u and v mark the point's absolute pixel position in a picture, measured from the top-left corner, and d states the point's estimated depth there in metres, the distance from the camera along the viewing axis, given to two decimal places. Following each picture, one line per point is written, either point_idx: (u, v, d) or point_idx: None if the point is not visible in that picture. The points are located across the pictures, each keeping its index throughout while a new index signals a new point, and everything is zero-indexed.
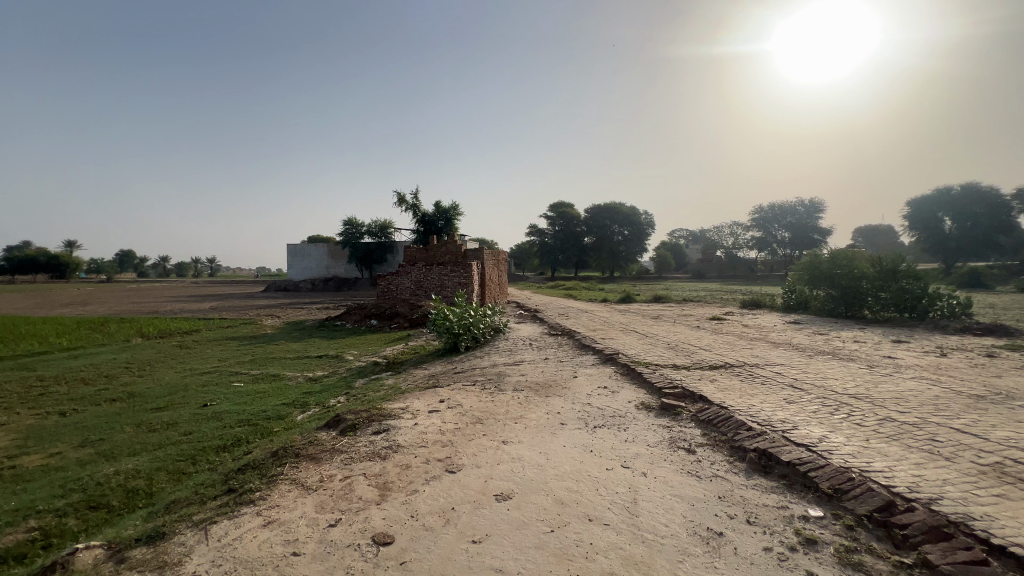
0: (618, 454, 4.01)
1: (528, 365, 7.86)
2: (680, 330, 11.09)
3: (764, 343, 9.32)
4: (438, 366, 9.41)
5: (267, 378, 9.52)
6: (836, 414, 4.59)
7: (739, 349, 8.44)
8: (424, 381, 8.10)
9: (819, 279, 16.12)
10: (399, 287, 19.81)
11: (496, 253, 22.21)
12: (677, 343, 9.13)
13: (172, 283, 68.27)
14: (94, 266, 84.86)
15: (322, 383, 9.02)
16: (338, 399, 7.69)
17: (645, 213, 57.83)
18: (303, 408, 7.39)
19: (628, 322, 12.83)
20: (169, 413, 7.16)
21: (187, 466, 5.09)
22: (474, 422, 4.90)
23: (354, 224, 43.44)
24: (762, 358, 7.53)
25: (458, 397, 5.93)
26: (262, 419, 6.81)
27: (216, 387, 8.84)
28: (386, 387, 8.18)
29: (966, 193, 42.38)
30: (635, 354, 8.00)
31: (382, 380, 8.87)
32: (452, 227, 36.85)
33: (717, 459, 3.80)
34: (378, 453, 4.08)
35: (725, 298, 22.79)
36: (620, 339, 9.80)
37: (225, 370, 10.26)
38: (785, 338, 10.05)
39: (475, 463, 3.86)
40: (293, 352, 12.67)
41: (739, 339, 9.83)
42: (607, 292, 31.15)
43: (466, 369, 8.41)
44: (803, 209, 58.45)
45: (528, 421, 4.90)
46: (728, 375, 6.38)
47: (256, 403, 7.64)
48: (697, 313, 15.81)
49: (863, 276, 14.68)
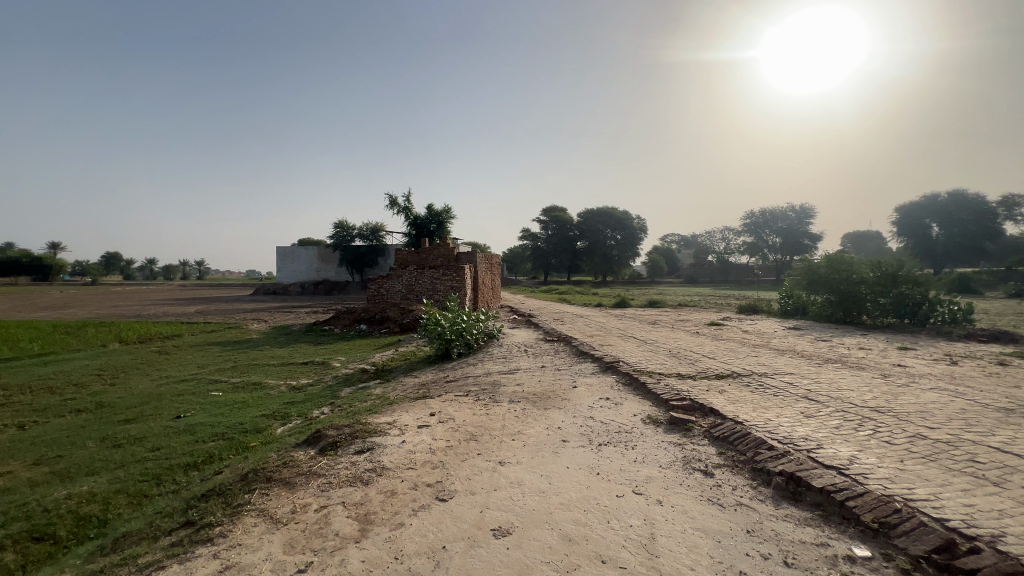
0: (628, 477, 3.61)
1: (524, 374, 7.44)
2: (680, 337, 10.74)
3: (768, 350, 8.98)
4: (429, 373, 8.96)
5: (248, 386, 9.00)
6: (860, 431, 4.22)
7: (744, 356, 8.08)
8: (414, 391, 7.66)
9: (817, 283, 15.90)
10: (390, 290, 19.32)
11: (489, 256, 21.80)
12: (678, 350, 8.76)
13: (158, 285, 67.10)
14: (78, 268, 83.26)
15: (305, 393, 8.52)
16: (321, 411, 7.21)
17: (638, 218, 57.79)
18: (284, 420, 6.90)
19: (625, 328, 12.46)
20: (138, 426, 6.65)
21: (148, 489, 4.61)
22: (467, 440, 4.47)
23: (345, 226, 42.78)
24: (769, 367, 7.18)
25: (450, 410, 5.50)
26: (237, 433, 6.32)
27: (192, 396, 8.32)
28: (373, 397, 7.72)
29: (952, 199, 42.56)
30: (636, 362, 7.61)
31: (369, 389, 8.39)
32: (444, 230, 36.37)
33: (739, 484, 3.41)
34: (359, 477, 3.64)
35: (720, 304, 22.55)
36: (619, 346, 9.42)
37: (204, 378, 9.72)
38: (789, 345, 9.73)
39: (469, 489, 3.44)
40: (278, 358, 12.15)
41: (741, 346, 9.49)
42: (601, 296, 30.86)
43: (458, 377, 7.97)
44: (794, 215, 58.68)
45: (527, 438, 4.48)
46: (736, 385, 6.01)
47: (233, 415, 7.13)
48: (694, 318, 15.50)
49: (863, 282, 14.45)
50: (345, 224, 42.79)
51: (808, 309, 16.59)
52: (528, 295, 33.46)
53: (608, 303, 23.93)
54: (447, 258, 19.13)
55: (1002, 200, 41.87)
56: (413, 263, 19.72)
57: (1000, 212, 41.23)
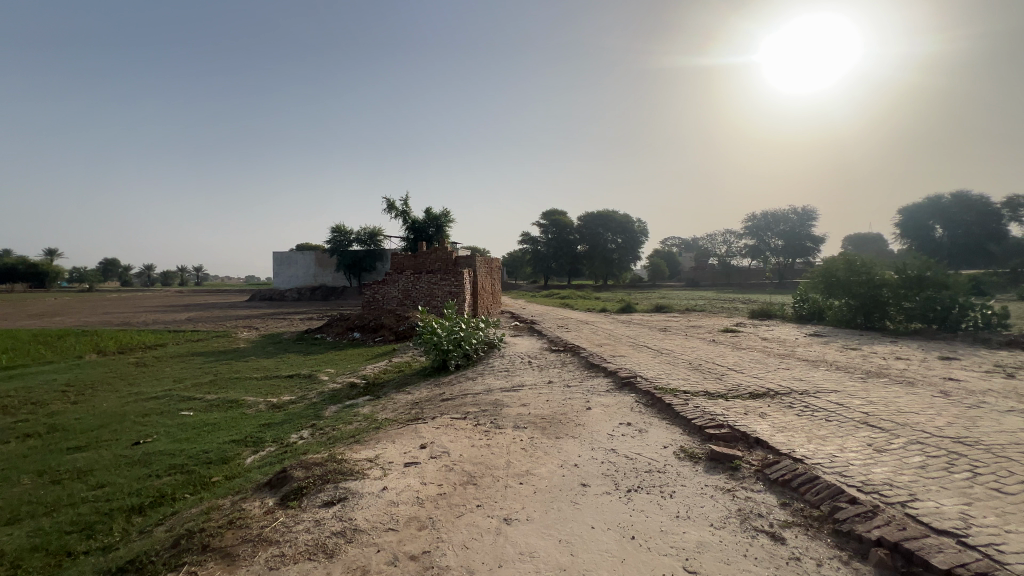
0: (675, 545, 2.76)
1: (529, 392, 6.60)
2: (697, 345, 9.92)
3: (798, 361, 8.12)
4: (423, 389, 8.10)
5: (223, 405, 8.14)
6: (955, 473, 3.38)
7: (774, 370, 7.25)
8: (405, 411, 6.81)
9: (834, 287, 15.10)
10: (386, 296, 18.45)
11: (488, 260, 21.05)
12: (699, 362, 7.95)
13: (154, 292, 66.45)
14: (75, 275, 82.47)
15: (285, 412, 7.66)
16: (299, 435, 6.36)
17: (639, 221, 57.10)
18: (256, 447, 6.04)
19: (635, 336, 11.59)
20: (87, 456, 5.81)
21: (74, 546, 3.79)
22: (465, 485, 3.62)
23: (342, 232, 42.01)
24: (807, 382, 6.35)
25: (443, 440, 4.65)
26: (199, 464, 5.47)
27: (159, 417, 7.48)
28: (360, 418, 6.85)
29: (955, 200, 41.74)
30: (655, 378, 6.75)
31: (356, 408, 7.53)
32: (442, 234, 35.60)
33: (825, 556, 2.57)
34: (321, 546, 2.79)
35: (729, 309, 21.68)
36: (633, 357, 8.56)
37: (177, 394, 8.88)
38: (818, 356, 8.86)
39: (467, 565, 2.60)
40: (262, 370, 11.28)
41: (766, 356, 8.66)
42: (604, 300, 30.02)
43: (455, 395, 7.12)
44: (796, 218, 57.78)
45: (539, 482, 3.64)
46: (778, 407, 5.18)
47: (199, 440, 6.28)
48: (705, 325, 14.67)
49: (886, 285, 13.60)
50: (342, 229, 42.00)
51: (826, 314, 15.73)
52: (529, 299, 32.60)
53: (612, 308, 23.06)
54: (446, 262, 18.35)
55: (1007, 201, 41.08)
56: (409, 267, 18.93)
57: (1005, 213, 40.48)
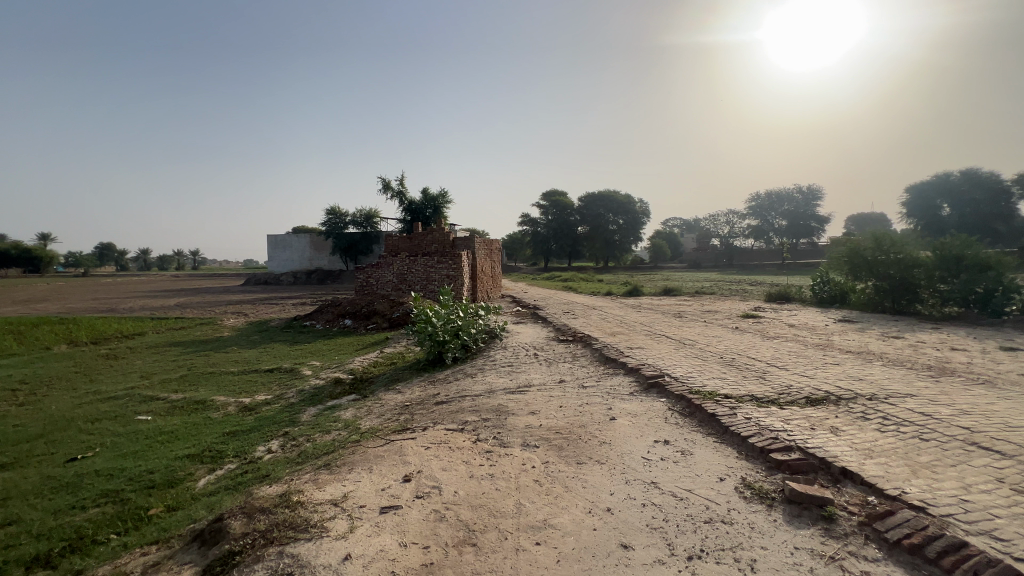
0: None
1: (539, 395, 5.60)
2: (724, 335, 8.91)
3: (842, 355, 7.09)
4: (415, 389, 7.09)
5: (188, 407, 7.15)
6: None
7: (823, 366, 6.24)
8: (394, 417, 5.83)
9: (860, 268, 14.05)
10: (379, 280, 17.35)
11: (487, 241, 19.96)
12: (732, 355, 6.95)
13: (148, 277, 65.30)
14: (70, 259, 81.31)
15: (257, 416, 6.68)
16: (267, 448, 5.39)
17: (641, 202, 55.74)
18: (213, 465, 5.05)
19: (650, 323, 10.57)
20: (8, 479, 4.85)
21: None
22: (461, 548, 2.63)
23: (337, 214, 40.68)
24: (871, 382, 5.34)
25: (435, 468, 3.65)
26: (137, 490, 4.50)
27: (110, 423, 6.50)
28: (339, 427, 5.85)
29: (964, 177, 40.21)
30: (687, 377, 5.72)
31: (338, 412, 6.54)
32: (440, 215, 34.37)
33: None
34: None
35: (740, 292, 20.57)
36: (653, 349, 7.53)
37: (139, 393, 7.88)
38: (861, 347, 7.83)
39: None
40: (240, 363, 10.27)
41: (805, 348, 7.66)
42: (607, 284, 28.85)
43: (450, 398, 6.12)
44: (800, 197, 56.23)
45: (562, 544, 2.64)
46: (852, 420, 4.17)
47: (146, 455, 5.30)
48: (723, 309, 13.67)
49: (924, 265, 12.52)
50: (336, 210, 40.63)
51: (850, 297, 14.66)
52: (529, 283, 31.47)
53: (618, 291, 22.00)
54: (443, 243, 17.27)
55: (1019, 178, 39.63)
56: (404, 250, 17.82)
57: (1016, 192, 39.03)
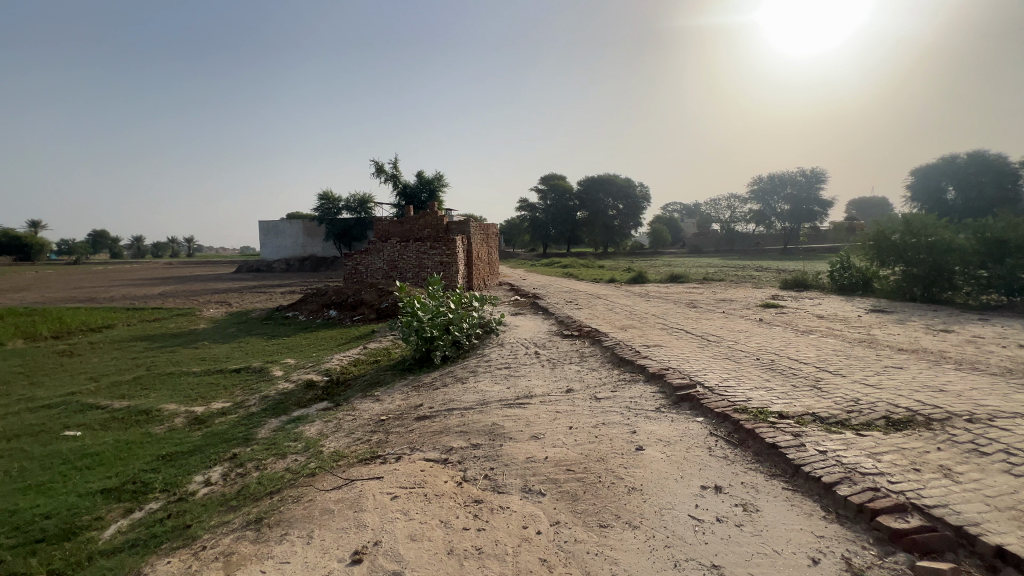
0: None
1: (544, 410, 4.53)
2: (750, 328, 7.86)
3: (898, 355, 6.00)
4: (395, 396, 6.02)
5: (129, 419, 6.06)
6: None
7: (885, 370, 5.17)
8: (365, 436, 4.77)
9: (888, 252, 12.92)
10: (368, 267, 16.19)
11: (485, 225, 18.85)
12: (769, 355, 5.91)
13: (138, 264, 63.83)
14: (64, 246, 79.85)
15: (207, 431, 5.61)
16: (205, 479, 4.33)
17: (641, 186, 54.37)
18: (130, 504, 4.00)
19: (663, 315, 9.52)
20: None
21: None
22: None
23: (331, 198, 39.38)
24: (956, 393, 4.28)
25: (400, 537, 2.60)
26: (19, 547, 3.47)
27: (27, 443, 5.41)
28: (298, 448, 4.78)
29: (972, 159, 38.76)
30: (724, 387, 4.68)
31: (301, 426, 5.46)
32: (435, 199, 33.09)
33: None
34: None
35: (749, 279, 19.44)
36: (674, 348, 6.45)
37: (78, 401, 6.79)
38: (913, 344, 6.74)
39: None
40: (207, 361, 9.19)
41: (850, 345, 6.61)
42: (608, 270, 27.76)
43: (435, 410, 5.07)
44: (804, 179, 54.79)
45: None
46: (962, 455, 3.12)
47: (53, 491, 4.25)
48: (739, 298, 12.61)
49: (959, 251, 11.42)
50: (329, 195, 39.33)
51: (873, 285, 13.57)
52: (527, 269, 30.29)
53: (620, 278, 20.95)
54: (436, 228, 16.15)
55: None
56: (395, 235, 16.66)
57: None
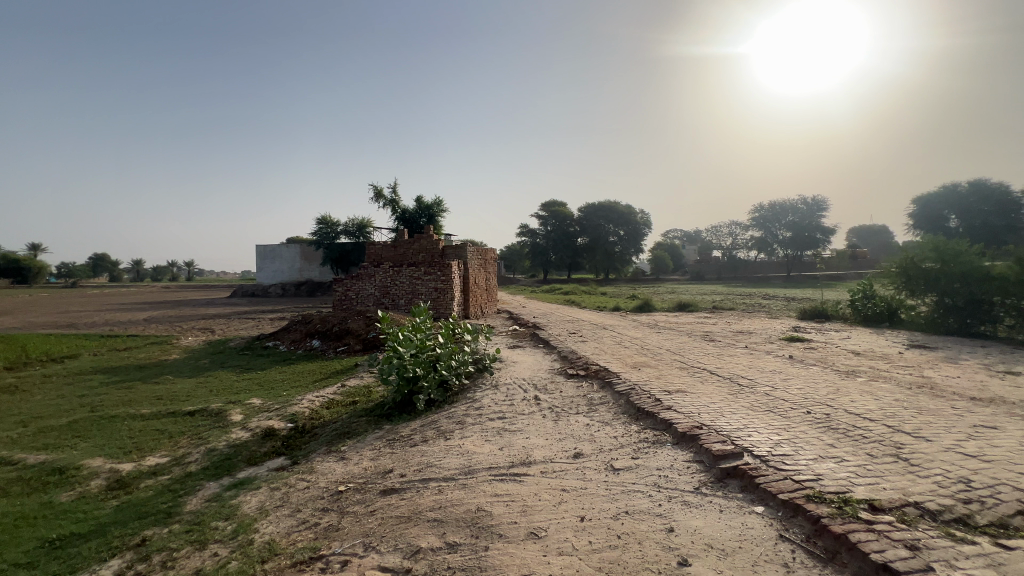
0: None
1: (548, 489, 3.43)
2: (785, 370, 6.76)
3: (979, 408, 4.90)
4: (363, 455, 4.92)
5: (36, 481, 4.94)
6: None
7: (980, 432, 4.06)
8: (315, 518, 3.66)
9: (918, 282, 11.87)
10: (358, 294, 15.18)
11: (484, 250, 17.98)
12: (823, 408, 4.80)
13: (134, 287, 62.91)
14: (63, 269, 79.29)
15: (124, 499, 4.49)
16: None
17: (642, 213, 53.97)
18: None
19: (681, 350, 8.43)
20: None
21: None
22: None
23: (329, 223, 38.81)
24: None
25: None
26: None
27: None
28: (225, 532, 3.67)
29: (973, 188, 38.26)
30: (783, 457, 3.59)
31: (241, 496, 4.34)
32: (434, 223, 32.42)
33: None
34: None
35: (763, 308, 18.35)
36: (702, 396, 5.34)
37: None
38: (986, 392, 5.62)
39: None
40: (162, 400, 8.07)
41: (912, 393, 5.51)
42: (613, 297, 26.76)
43: (408, 480, 3.97)
44: (806, 207, 54.36)
45: None
46: None
47: None
48: (758, 330, 11.53)
49: (999, 280, 10.44)
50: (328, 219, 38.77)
51: (902, 317, 12.45)
52: (529, 296, 29.22)
53: (626, 306, 19.84)
54: (432, 252, 15.24)
55: None
56: (387, 259, 15.72)
57: None
